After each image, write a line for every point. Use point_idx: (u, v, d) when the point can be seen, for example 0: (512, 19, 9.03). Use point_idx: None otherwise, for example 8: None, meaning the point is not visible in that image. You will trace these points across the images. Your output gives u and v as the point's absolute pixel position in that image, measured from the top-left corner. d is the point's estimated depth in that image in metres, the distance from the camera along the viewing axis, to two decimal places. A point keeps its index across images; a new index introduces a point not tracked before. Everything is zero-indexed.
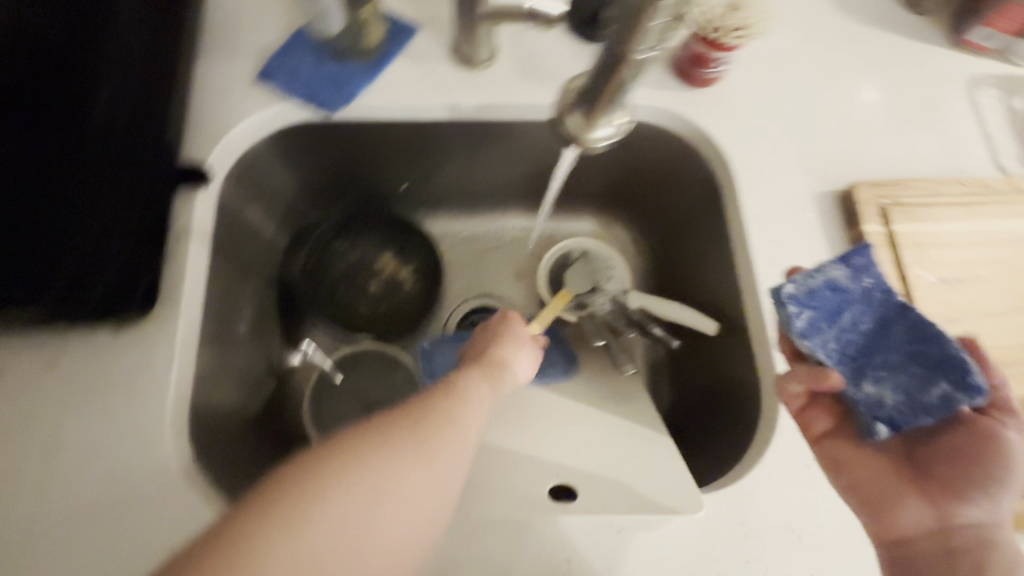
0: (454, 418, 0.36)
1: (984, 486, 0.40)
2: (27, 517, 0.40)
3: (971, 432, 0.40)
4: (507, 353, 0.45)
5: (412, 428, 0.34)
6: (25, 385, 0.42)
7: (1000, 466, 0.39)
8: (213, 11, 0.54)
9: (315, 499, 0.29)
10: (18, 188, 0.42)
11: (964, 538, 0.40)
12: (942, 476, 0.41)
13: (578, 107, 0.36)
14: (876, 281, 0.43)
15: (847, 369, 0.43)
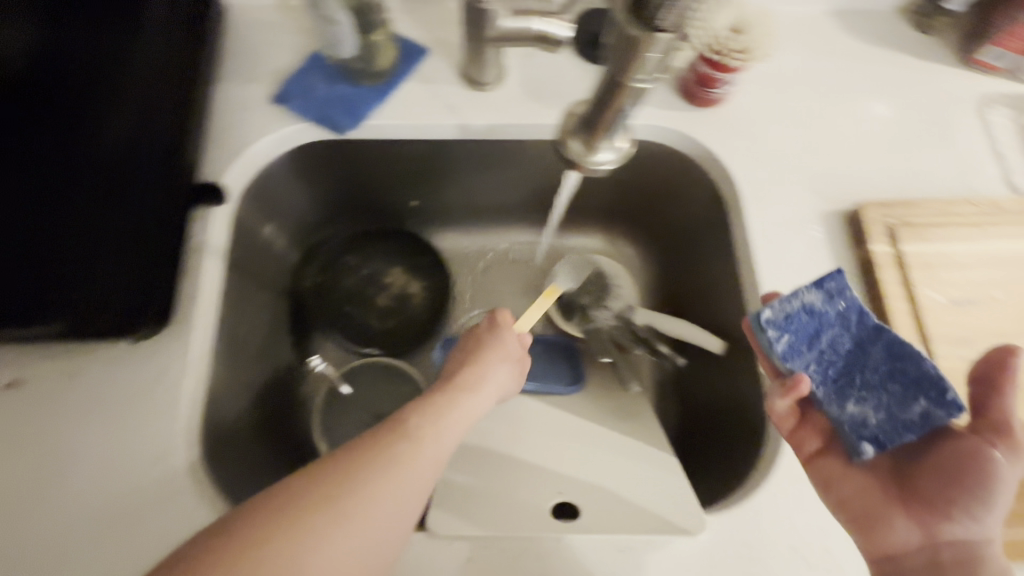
0: (425, 433, 0.38)
1: (973, 503, 0.35)
2: (45, 525, 0.41)
3: (955, 444, 0.36)
4: (487, 363, 0.46)
5: (386, 444, 0.37)
6: (47, 396, 0.44)
7: (987, 481, 0.34)
8: (233, 36, 0.56)
9: (300, 514, 0.32)
10: (49, 207, 0.44)
11: (955, 561, 0.35)
12: (931, 492, 0.36)
13: (579, 131, 0.36)
14: (851, 303, 0.41)
15: (829, 391, 0.41)
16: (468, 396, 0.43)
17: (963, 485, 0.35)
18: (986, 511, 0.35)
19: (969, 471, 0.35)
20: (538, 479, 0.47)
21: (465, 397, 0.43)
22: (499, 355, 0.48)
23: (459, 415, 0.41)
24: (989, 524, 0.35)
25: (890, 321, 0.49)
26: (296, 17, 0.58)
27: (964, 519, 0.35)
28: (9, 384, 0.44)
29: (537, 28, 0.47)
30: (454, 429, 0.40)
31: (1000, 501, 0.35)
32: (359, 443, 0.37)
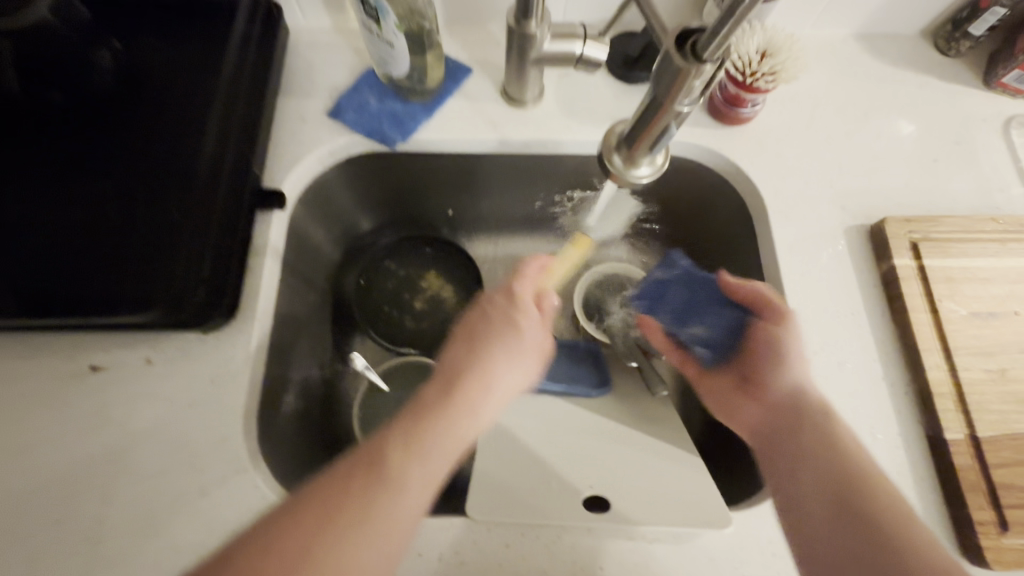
0: (429, 449, 0.37)
1: (776, 370, 0.47)
2: (119, 496, 0.45)
3: (752, 332, 0.49)
4: (500, 360, 0.44)
5: (387, 465, 0.36)
6: (124, 380, 0.48)
7: (778, 351, 0.48)
8: (294, 55, 0.61)
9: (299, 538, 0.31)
10: (137, 210, 0.49)
11: (787, 408, 0.46)
12: (756, 368, 0.49)
13: (622, 147, 0.39)
14: (684, 263, 0.55)
15: (679, 326, 0.55)
16: (474, 407, 0.41)
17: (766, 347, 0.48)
18: (789, 367, 0.47)
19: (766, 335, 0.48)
20: (572, 469, 0.48)
21: (471, 408, 0.41)
22: (516, 344, 0.45)
23: (462, 431, 0.39)
24: (800, 374, 0.47)
25: (912, 332, 0.50)
26: (351, 38, 0.62)
27: (779, 376, 0.47)
28: (90, 368, 0.48)
29: (577, 51, 0.51)
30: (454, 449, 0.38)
31: (798, 354, 0.47)
32: (362, 458, 0.36)
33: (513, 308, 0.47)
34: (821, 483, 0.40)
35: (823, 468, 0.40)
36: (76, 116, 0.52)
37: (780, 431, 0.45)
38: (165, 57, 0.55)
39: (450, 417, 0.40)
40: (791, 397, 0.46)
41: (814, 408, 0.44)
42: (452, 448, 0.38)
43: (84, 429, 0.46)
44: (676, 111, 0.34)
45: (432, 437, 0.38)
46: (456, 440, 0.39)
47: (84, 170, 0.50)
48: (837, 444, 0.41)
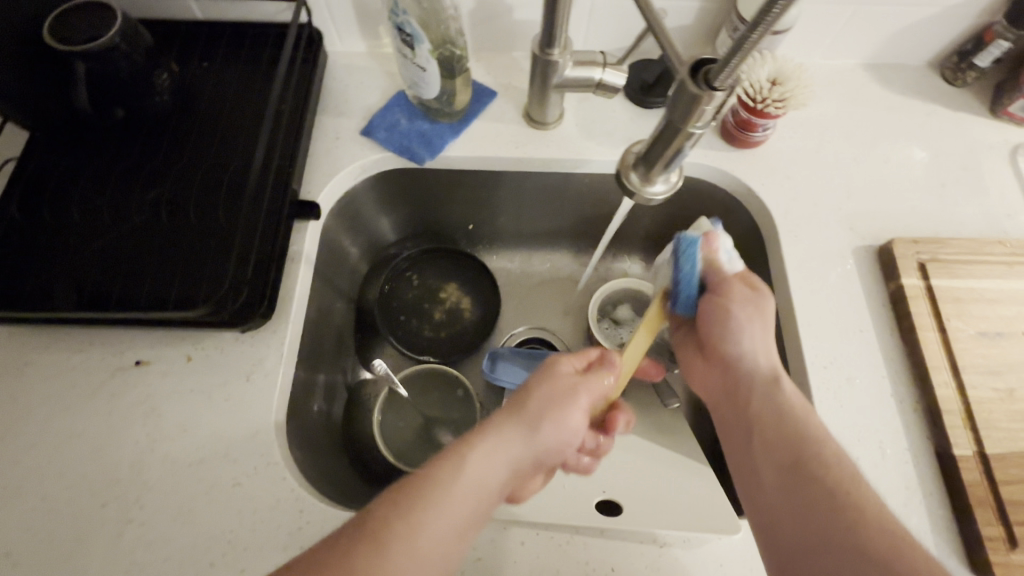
0: (428, 508, 0.36)
1: (726, 342, 0.47)
2: (156, 484, 0.47)
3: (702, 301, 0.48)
4: (516, 419, 0.42)
5: (385, 523, 0.35)
6: (165, 374, 0.51)
7: (728, 324, 0.46)
8: (332, 77, 0.66)
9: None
10: (190, 220, 0.54)
11: (741, 382, 0.47)
12: (706, 336, 0.49)
13: (638, 165, 0.42)
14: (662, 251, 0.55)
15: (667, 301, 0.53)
16: (482, 466, 0.39)
17: (712, 315, 0.47)
18: (740, 343, 0.46)
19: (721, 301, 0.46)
20: (584, 479, 0.51)
21: (478, 466, 0.39)
22: (539, 407, 0.44)
23: (468, 492, 0.38)
24: (757, 340, 0.46)
25: (920, 350, 0.51)
26: (385, 62, 0.67)
27: (729, 348, 0.47)
28: (135, 363, 0.52)
29: (597, 77, 0.54)
30: (457, 510, 0.37)
31: (756, 322, 0.46)
32: (366, 518, 0.36)
33: (545, 375, 0.47)
34: (776, 458, 0.42)
35: (782, 440, 0.42)
36: (137, 135, 0.58)
37: (741, 404, 0.46)
38: (221, 85, 0.61)
39: (455, 475, 0.38)
40: (749, 366, 0.46)
41: (768, 383, 0.45)
42: (455, 509, 0.37)
43: (127, 420, 0.50)
44: (689, 133, 0.36)
45: (433, 495, 0.37)
46: (460, 502, 0.37)
47: (141, 182, 0.56)
48: (789, 415, 0.43)
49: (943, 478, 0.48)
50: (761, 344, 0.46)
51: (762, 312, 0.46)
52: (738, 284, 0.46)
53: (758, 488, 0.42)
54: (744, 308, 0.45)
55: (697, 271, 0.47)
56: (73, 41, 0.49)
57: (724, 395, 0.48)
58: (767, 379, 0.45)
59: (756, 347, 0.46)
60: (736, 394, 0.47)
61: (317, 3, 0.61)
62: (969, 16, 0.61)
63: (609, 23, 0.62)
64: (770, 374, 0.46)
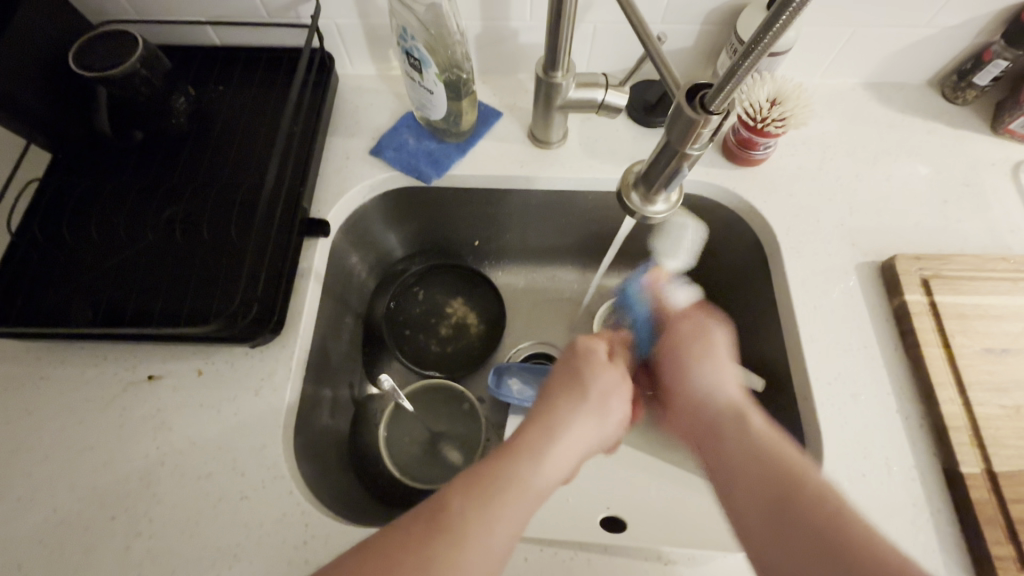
0: (504, 499, 0.37)
1: (706, 372, 0.50)
2: (165, 498, 0.48)
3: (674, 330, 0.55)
4: (581, 409, 0.44)
5: (458, 515, 0.35)
6: (177, 388, 0.52)
7: (699, 352, 0.52)
8: (342, 100, 0.68)
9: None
10: (204, 237, 0.55)
11: (701, 414, 0.48)
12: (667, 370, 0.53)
13: (639, 185, 0.43)
14: None
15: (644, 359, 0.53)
16: (555, 456, 0.41)
17: (679, 337, 0.54)
18: (711, 371, 0.50)
19: (679, 330, 0.55)
20: (587, 496, 0.51)
21: (552, 457, 0.40)
22: (599, 395, 0.46)
23: (543, 484, 0.39)
24: (712, 374, 0.50)
25: (925, 366, 0.51)
26: (394, 84, 0.69)
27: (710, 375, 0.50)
28: (148, 377, 0.53)
29: (599, 98, 0.56)
30: (531, 502, 0.38)
31: (704, 355, 0.51)
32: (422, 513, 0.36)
33: (598, 363, 0.48)
34: (762, 499, 0.38)
35: (758, 469, 0.40)
36: (154, 155, 0.60)
37: (705, 437, 0.47)
38: (236, 107, 0.63)
39: (528, 467, 0.39)
40: (711, 396, 0.48)
41: (731, 417, 0.45)
42: (528, 503, 0.38)
43: (139, 433, 0.51)
44: (688, 154, 0.37)
45: (510, 488, 0.37)
46: (535, 494, 0.38)
47: (157, 201, 0.58)
48: (764, 447, 0.41)
49: (951, 497, 0.48)
50: (719, 377, 0.50)
51: (719, 350, 0.52)
52: (685, 318, 0.56)
53: (745, 526, 0.39)
54: (683, 337, 0.54)
55: None
56: (94, 67, 0.52)
57: (688, 427, 0.50)
58: (730, 413, 0.46)
59: (725, 380, 0.49)
60: (699, 428, 0.48)
61: (329, 29, 0.63)
62: (967, 37, 0.62)
63: (611, 47, 0.64)
64: (734, 414, 0.45)
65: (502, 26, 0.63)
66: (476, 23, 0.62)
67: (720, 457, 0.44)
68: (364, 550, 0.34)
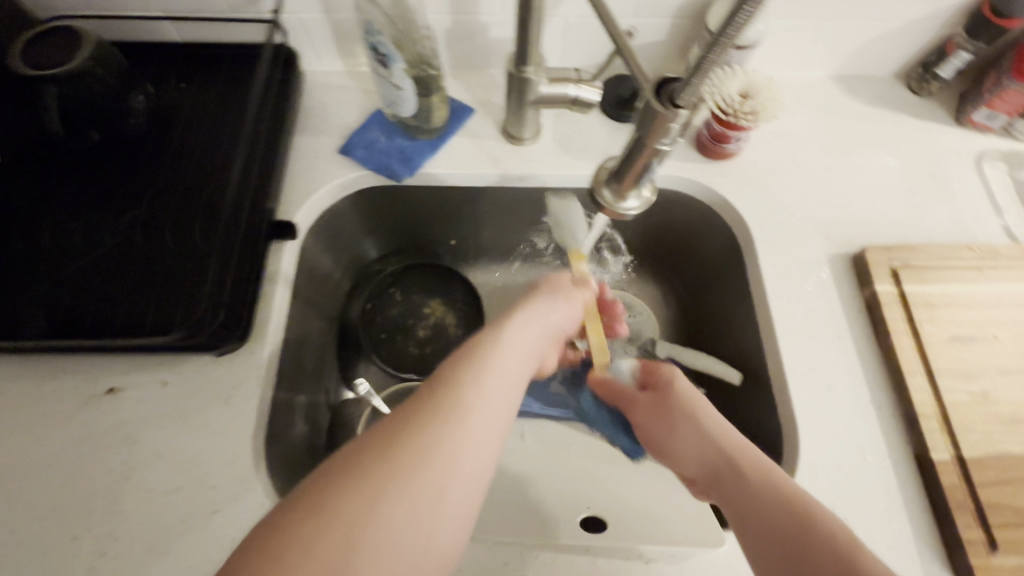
0: (476, 411, 0.33)
1: (683, 438, 0.45)
2: (128, 517, 0.46)
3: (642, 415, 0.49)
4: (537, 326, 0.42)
5: (429, 438, 0.30)
6: (140, 401, 0.50)
7: (666, 426, 0.46)
8: (309, 97, 0.66)
9: (353, 505, 0.27)
10: (165, 243, 0.53)
11: (705, 473, 0.42)
12: (655, 447, 0.47)
13: (612, 181, 0.41)
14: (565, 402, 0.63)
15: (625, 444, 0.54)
16: (516, 362, 0.37)
17: (647, 418, 0.48)
18: (687, 435, 0.45)
19: (640, 412, 0.49)
20: (566, 498, 0.51)
21: (514, 364, 0.37)
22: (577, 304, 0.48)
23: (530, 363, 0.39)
24: (693, 432, 0.44)
25: (896, 355, 0.52)
26: (362, 81, 0.67)
27: (686, 439, 0.45)
28: (107, 391, 0.50)
29: (572, 93, 0.55)
30: (506, 405, 0.35)
31: (679, 420, 0.46)
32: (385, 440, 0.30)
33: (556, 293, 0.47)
34: (767, 551, 0.35)
35: (756, 508, 0.37)
36: (109, 157, 0.57)
37: (714, 499, 0.41)
38: (197, 106, 0.60)
39: (492, 374, 0.35)
40: (702, 449, 0.43)
41: (726, 467, 0.41)
42: (503, 410, 0.34)
43: (100, 450, 0.48)
44: (657, 149, 0.36)
45: (482, 398, 0.33)
46: (508, 402, 0.34)
47: (113, 205, 0.55)
48: (760, 485, 0.38)
49: (923, 483, 0.49)
50: (700, 431, 0.44)
51: (696, 409, 0.46)
52: (640, 395, 0.50)
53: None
54: (651, 417, 0.48)
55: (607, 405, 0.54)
56: (43, 66, 0.49)
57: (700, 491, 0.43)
58: (719, 459, 0.41)
59: (704, 433, 0.44)
60: (706, 490, 0.42)
61: (292, 23, 0.61)
62: (931, 30, 0.63)
63: (583, 41, 0.63)
64: (725, 459, 0.41)
65: (471, 20, 0.61)
66: (445, 17, 0.61)
67: (721, 499, 0.40)
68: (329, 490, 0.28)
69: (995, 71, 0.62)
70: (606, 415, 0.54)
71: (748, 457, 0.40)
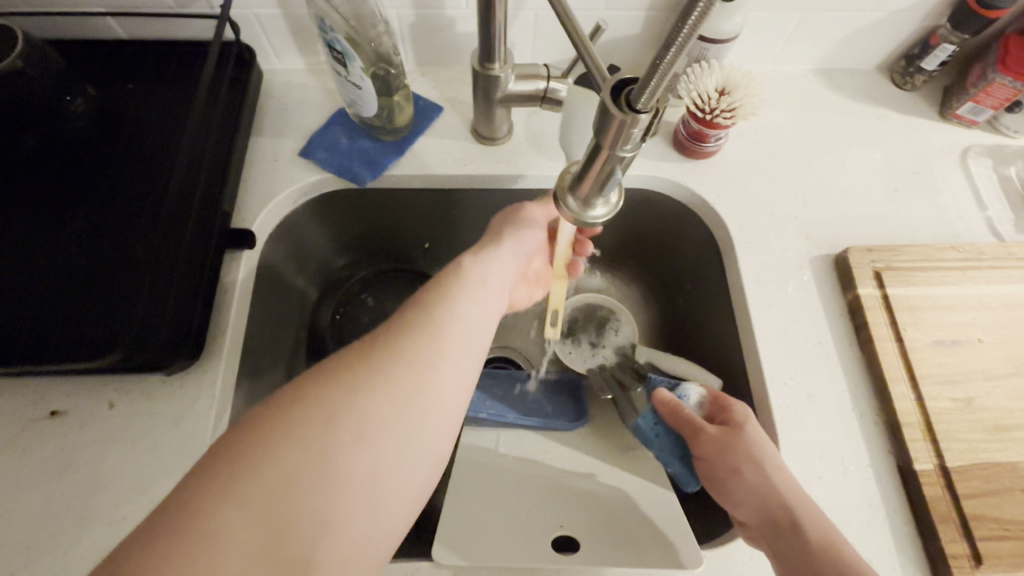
0: (439, 344, 0.38)
1: (745, 484, 0.43)
2: (68, 549, 0.43)
3: (708, 450, 0.47)
4: (502, 261, 0.47)
5: (400, 352, 0.36)
6: (86, 424, 0.47)
7: (732, 468, 0.44)
8: (268, 96, 0.63)
9: (318, 410, 0.32)
10: (113, 255, 0.50)
11: (762, 526, 0.42)
12: (712, 480, 0.46)
13: (573, 188, 0.37)
14: (539, 405, 0.64)
15: (680, 470, 0.51)
16: (481, 294, 0.43)
17: (712, 455, 0.46)
18: (752, 485, 0.43)
19: (706, 446, 0.47)
20: (539, 515, 0.48)
21: (479, 296, 0.43)
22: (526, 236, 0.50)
23: (491, 303, 0.43)
24: (759, 484, 0.43)
25: (878, 362, 0.50)
26: (325, 79, 0.64)
27: (750, 486, 0.43)
28: (50, 414, 0.48)
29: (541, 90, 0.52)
30: (468, 342, 0.40)
31: (744, 465, 0.44)
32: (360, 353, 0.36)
33: (519, 225, 0.50)
34: None
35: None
36: (50, 161, 0.54)
37: (766, 549, 0.42)
38: (148, 108, 0.57)
39: (458, 303, 0.41)
40: (764, 501, 0.42)
41: (788, 528, 0.41)
42: (467, 332, 0.40)
43: (42, 477, 0.45)
44: (619, 156, 0.32)
45: (449, 323, 0.39)
46: (474, 325, 0.41)
47: (55, 214, 0.52)
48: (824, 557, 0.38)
49: (906, 495, 0.47)
50: (766, 485, 0.43)
51: (764, 458, 0.44)
52: (708, 429, 0.47)
53: None
54: (715, 454, 0.46)
55: (668, 430, 0.51)
56: None
57: (750, 534, 0.43)
58: (783, 519, 0.41)
59: (771, 488, 0.42)
60: (759, 538, 0.42)
61: (246, 18, 0.58)
62: (913, 21, 0.61)
63: (554, 35, 0.60)
64: (789, 520, 0.41)
65: (437, 14, 0.58)
66: (408, 11, 0.58)
67: (778, 557, 0.40)
68: (299, 395, 0.33)
69: (980, 63, 0.59)
70: (667, 441, 0.51)
71: (815, 525, 0.40)
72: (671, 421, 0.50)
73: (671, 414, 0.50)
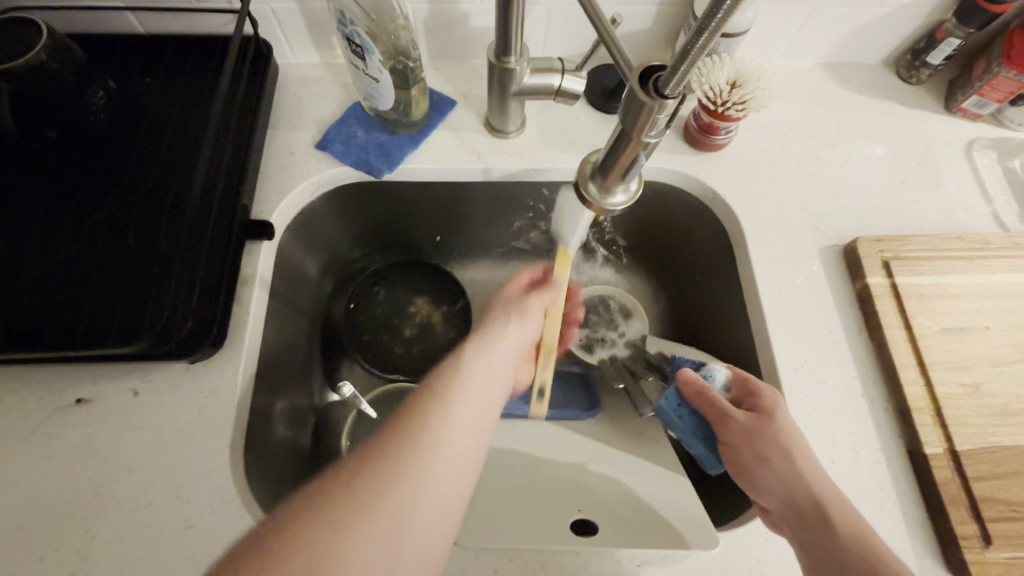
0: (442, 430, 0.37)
1: (773, 473, 0.45)
2: (96, 532, 0.44)
3: (736, 436, 0.48)
4: (492, 384, 0.43)
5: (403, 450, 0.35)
6: (108, 413, 0.48)
7: (760, 456, 0.46)
8: (284, 91, 0.63)
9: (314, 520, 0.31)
10: (135, 246, 0.51)
11: (785, 512, 0.43)
12: (738, 465, 0.48)
13: (595, 176, 0.38)
14: (560, 392, 0.66)
15: (701, 450, 0.53)
16: (484, 384, 0.43)
17: (739, 440, 0.48)
18: (779, 474, 0.44)
19: (733, 431, 0.48)
20: (557, 501, 0.50)
21: (481, 388, 0.42)
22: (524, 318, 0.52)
23: (492, 385, 0.43)
24: (785, 473, 0.44)
25: (888, 349, 0.51)
26: (340, 74, 0.65)
27: (776, 474, 0.44)
28: (75, 402, 0.48)
29: (556, 84, 0.53)
30: (472, 427, 0.39)
31: (772, 454, 0.45)
32: (358, 462, 0.35)
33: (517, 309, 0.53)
34: None
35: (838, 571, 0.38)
36: (72, 157, 0.55)
37: (786, 535, 0.43)
38: (166, 102, 0.58)
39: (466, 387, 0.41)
40: (789, 489, 0.44)
41: (812, 517, 0.42)
42: (471, 427, 0.39)
43: (69, 463, 0.46)
44: (644, 142, 0.33)
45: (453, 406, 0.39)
46: (476, 418, 0.39)
47: (77, 207, 0.53)
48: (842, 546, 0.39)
49: (917, 478, 0.48)
50: (793, 474, 0.44)
51: (793, 445, 0.45)
52: (735, 415, 0.48)
53: None
54: (742, 439, 0.47)
55: (691, 412, 0.53)
56: None
57: (772, 521, 0.45)
58: (809, 508, 0.42)
59: (797, 477, 0.44)
60: (782, 526, 0.44)
61: (264, 13, 0.58)
62: (920, 16, 0.62)
63: (567, 29, 0.61)
64: (814, 509, 0.42)
65: (451, 9, 0.59)
66: (423, 5, 0.58)
67: (798, 543, 0.41)
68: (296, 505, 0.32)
69: (985, 57, 0.61)
70: (689, 421, 0.53)
71: (840, 514, 0.41)
72: (694, 402, 0.52)
73: (694, 395, 0.52)
